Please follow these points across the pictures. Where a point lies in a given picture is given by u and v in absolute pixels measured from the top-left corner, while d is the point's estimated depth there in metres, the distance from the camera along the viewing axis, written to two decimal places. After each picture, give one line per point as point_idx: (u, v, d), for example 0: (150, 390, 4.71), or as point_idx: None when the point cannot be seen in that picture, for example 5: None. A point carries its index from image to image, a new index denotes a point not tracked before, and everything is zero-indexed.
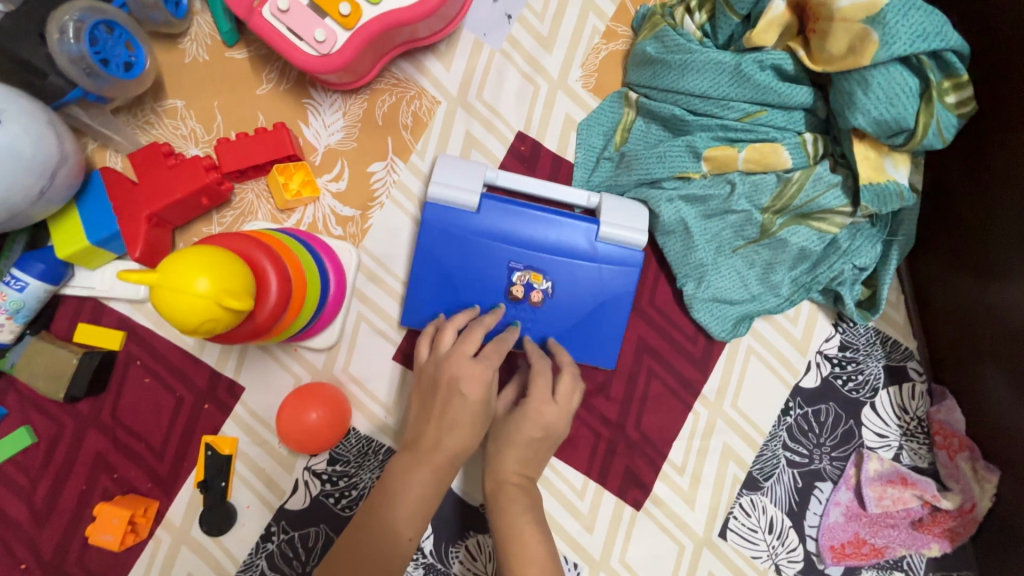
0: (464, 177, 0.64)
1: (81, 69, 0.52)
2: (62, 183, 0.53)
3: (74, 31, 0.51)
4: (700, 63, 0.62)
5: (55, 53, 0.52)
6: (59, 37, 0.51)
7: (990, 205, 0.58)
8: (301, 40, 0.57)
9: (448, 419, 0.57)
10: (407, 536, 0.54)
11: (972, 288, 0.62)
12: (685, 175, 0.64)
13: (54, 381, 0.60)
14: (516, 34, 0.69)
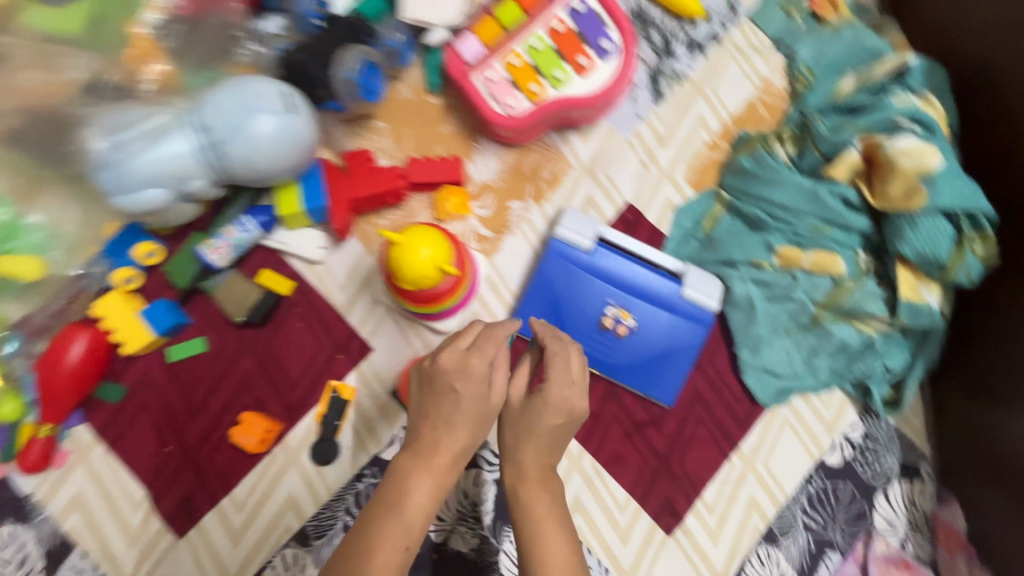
0: (586, 227, 0.80)
1: (347, 90, 0.73)
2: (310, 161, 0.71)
3: (356, 65, 0.72)
4: (785, 181, 0.79)
5: (334, 75, 0.72)
6: (344, 66, 0.72)
7: (1001, 341, 0.72)
8: (495, 100, 0.76)
9: (450, 409, 0.58)
10: (403, 544, 0.52)
11: (982, 409, 0.75)
12: (757, 263, 0.80)
13: (239, 306, 0.75)
14: (642, 130, 0.88)
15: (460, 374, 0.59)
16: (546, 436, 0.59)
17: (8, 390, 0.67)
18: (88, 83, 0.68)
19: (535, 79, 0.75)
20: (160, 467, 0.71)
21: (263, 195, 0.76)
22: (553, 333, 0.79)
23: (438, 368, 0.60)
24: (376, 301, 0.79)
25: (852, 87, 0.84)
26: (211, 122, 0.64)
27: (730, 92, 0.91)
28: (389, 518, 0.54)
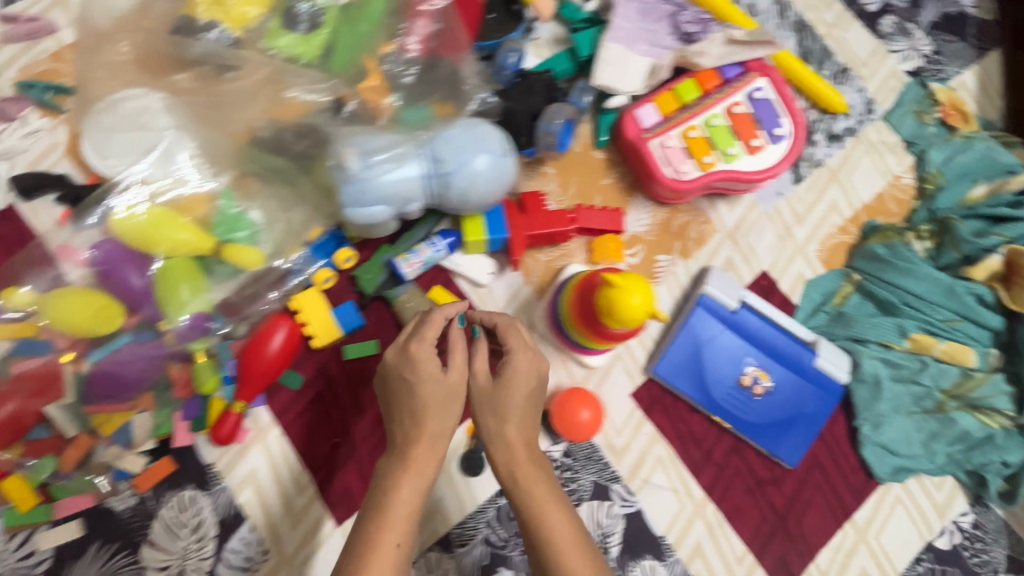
0: (730, 288, 0.87)
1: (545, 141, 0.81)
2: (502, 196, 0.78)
3: (560, 124, 0.81)
4: (920, 273, 0.86)
5: (537, 127, 0.81)
6: (549, 121, 0.81)
7: None
8: (668, 165, 0.84)
9: (422, 405, 0.62)
10: (393, 540, 0.56)
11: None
12: (888, 344, 0.85)
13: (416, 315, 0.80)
14: (781, 207, 0.96)
15: (410, 367, 0.63)
16: (517, 418, 0.63)
17: (212, 362, 0.73)
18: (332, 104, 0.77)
19: (708, 152, 0.83)
20: (326, 457, 0.76)
21: (446, 220, 0.83)
22: (692, 382, 0.84)
23: (388, 369, 0.65)
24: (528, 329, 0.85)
25: (981, 194, 0.94)
26: (442, 155, 0.72)
27: (864, 183, 0.98)
28: (384, 523, 0.57)
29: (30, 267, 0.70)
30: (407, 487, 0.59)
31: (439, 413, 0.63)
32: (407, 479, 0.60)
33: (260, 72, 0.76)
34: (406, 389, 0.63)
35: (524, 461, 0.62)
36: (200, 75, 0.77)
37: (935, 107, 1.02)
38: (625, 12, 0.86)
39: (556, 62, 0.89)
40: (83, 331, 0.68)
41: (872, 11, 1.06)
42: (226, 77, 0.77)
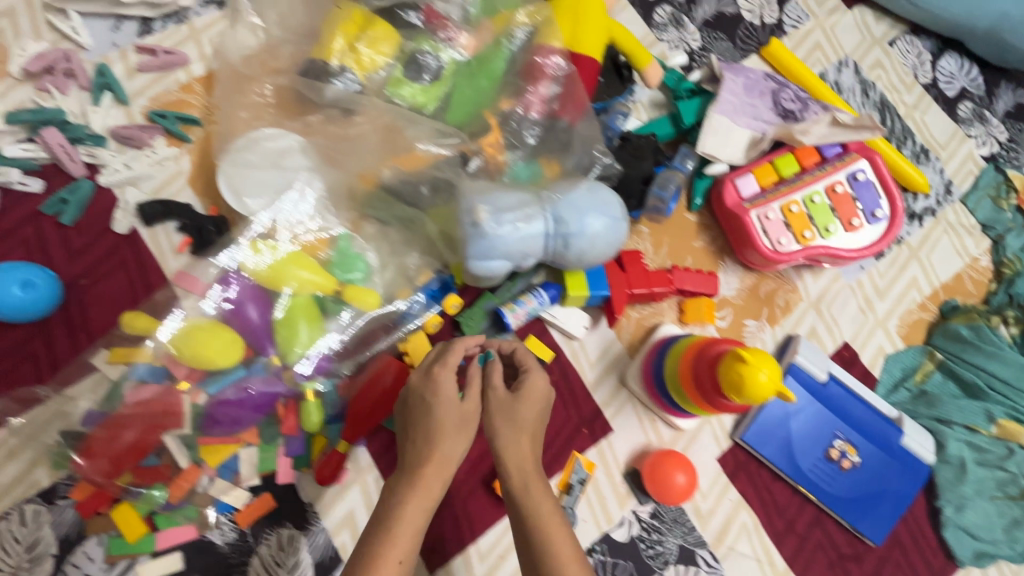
0: (818, 359, 0.88)
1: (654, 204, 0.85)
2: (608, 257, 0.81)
3: (670, 191, 0.85)
4: (1006, 359, 0.88)
5: (647, 192, 0.85)
6: (662, 187, 0.85)
7: None
8: (767, 236, 0.86)
9: (436, 427, 0.64)
10: (397, 557, 0.57)
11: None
12: (974, 428, 0.87)
13: None
14: (864, 279, 0.97)
15: (431, 389, 0.65)
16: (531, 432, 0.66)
17: (319, 403, 0.73)
18: (457, 158, 0.80)
19: (807, 227, 0.87)
20: None
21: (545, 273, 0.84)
22: (780, 451, 0.85)
23: (409, 391, 0.67)
24: (619, 385, 0.86)
25: None
26: (565, 216, 0.74)
27: (942, 263, 1.01)
28: (389, 538, 0.57)
29: (167, 308, 0.74)
30: (414, 506, 0.60)
31: (451, 436, 0.64)
32: (415, 499, 0.60)
33: (382, 118, 0.80)
34: (424, 411, 0.65)
35: (527, 481, 0.63)
36: (328, 118, 0.81)
37: (1011, 193, 1.05)
38: (731, 86, 0.90)
39: (657, 126, 0.92)
40: (205, 364, 0.69)
41: (950, 96, 1.11)
42: (354, 123, 0.80)
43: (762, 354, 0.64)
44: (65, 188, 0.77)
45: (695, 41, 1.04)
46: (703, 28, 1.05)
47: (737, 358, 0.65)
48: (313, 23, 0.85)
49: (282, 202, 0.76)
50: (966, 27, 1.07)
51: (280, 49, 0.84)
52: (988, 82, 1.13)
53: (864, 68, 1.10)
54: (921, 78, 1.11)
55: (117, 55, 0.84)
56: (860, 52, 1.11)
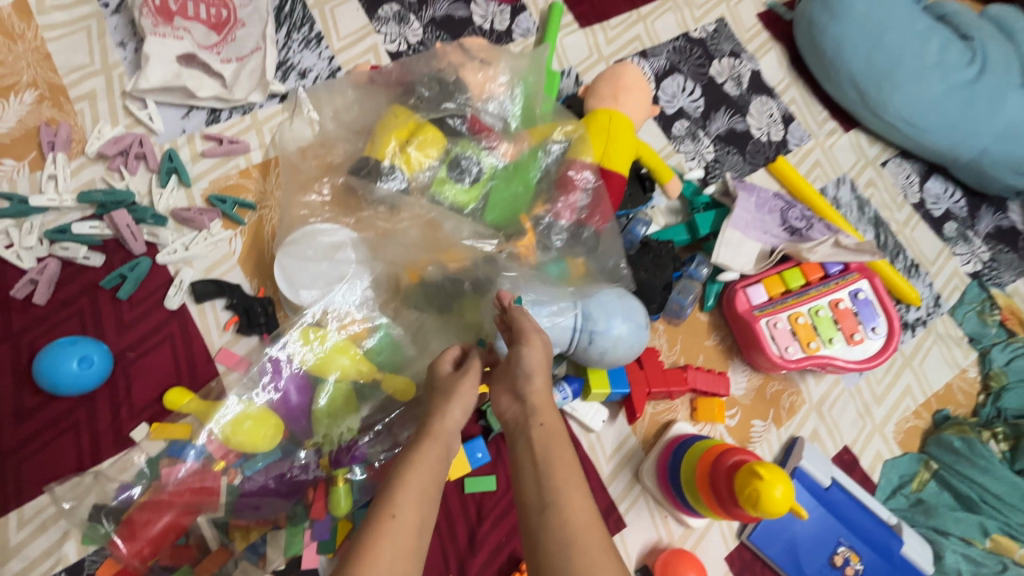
0: (820, 463, 0.93)
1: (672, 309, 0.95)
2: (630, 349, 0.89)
3: (689, 299, 0.95)
4: (997, 473, 0.93)
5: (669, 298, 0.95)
6: (680, 295, 0.95)
7: None
8: (776, 343, 0.93)
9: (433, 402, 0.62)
10: (391, 511, 0.53)
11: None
12: (969, 540, 0.90)
13: None
14: (862, 384, 1.03)
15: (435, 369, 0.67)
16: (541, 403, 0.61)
17: (347, 488, 0.77)
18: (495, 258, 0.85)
19: (813, 337, 0.94)
20: None
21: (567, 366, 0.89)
22: (785, 554, 0.88)
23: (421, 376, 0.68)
24: (633, 479, 0.89)
25: None
26: (594, 315, 0.82)
27: (934, 372, 1.07)
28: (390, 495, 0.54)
29: (215, 390, 0.78)
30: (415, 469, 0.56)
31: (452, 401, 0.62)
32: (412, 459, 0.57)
33: (425, 215, 0.85)
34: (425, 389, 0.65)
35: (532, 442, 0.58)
36: (376, 209, 0.86)
37: (995, 310, 1.13)
38: (744, 203, 0.99)
39: (675, 232, 1.00)
40: (248, 448, 0.73)
41: (937, 216, 1.22)
42: (399, 218, 0.85)
43: (778, 471, 0.69)
44: (124, 265, 0.82)
45: (710, 153, 1.15)
46: (716, 142, 1.16)
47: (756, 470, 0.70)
48: (368, 120, 0.92)
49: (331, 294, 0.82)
50: (950, 157, 1.19)
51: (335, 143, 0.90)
52: (970, 206, 1.24)
53: (860, 186, 1.21)
54: (910, 198, 1.22)
55: (185, 140, 0.91)
56: (855, 171, 1.22)
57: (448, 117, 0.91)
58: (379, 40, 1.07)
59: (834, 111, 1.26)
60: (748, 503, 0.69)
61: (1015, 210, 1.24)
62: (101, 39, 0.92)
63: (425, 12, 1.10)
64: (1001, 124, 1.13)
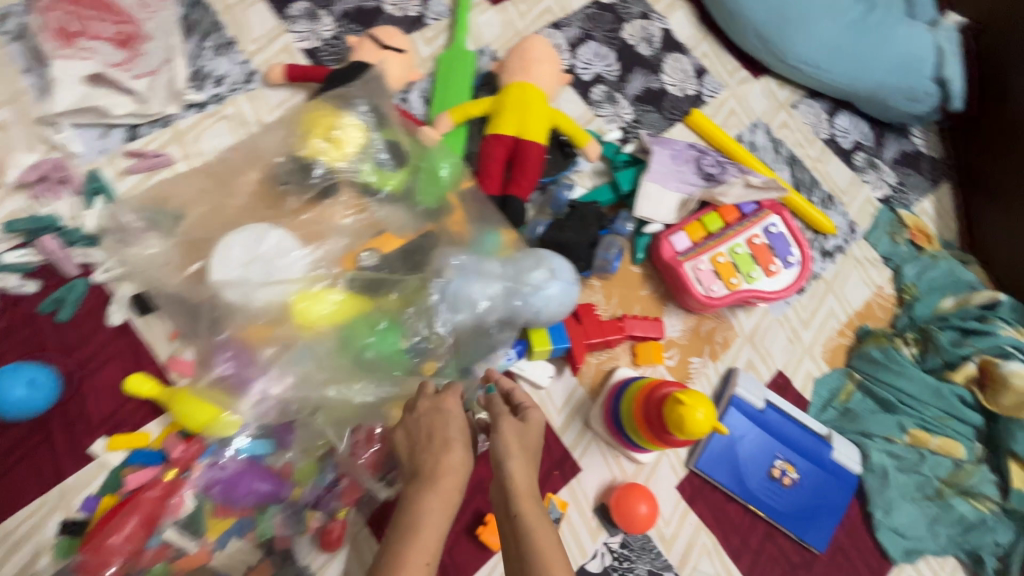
0: (754, 389, 1.01)
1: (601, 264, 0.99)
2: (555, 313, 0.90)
3: (614, 253, 0.99)
4: (912, 375, 1.01)
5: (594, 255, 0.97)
6: (606, 251, 0.98)
7: None
8: (700, 284, 0.99)
9: (441, 430, 0.68)
10: (424, 560, 0.56)
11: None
12: (891, 438, 0.99)
13: None
14: (788, 313, 1.12)
15: (437, 411, 0.70)
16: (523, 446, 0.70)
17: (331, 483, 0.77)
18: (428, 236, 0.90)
19: (734, 275, 1.00)
20: None
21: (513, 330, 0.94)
22: (729, 473, 0.95)
23: (416, 416, 0.71)
24: (583, 429, 0.95)
25: (951, 305, 1.11)
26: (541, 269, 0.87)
27: (853, 293, 1.17)
28: (411, 537, 0.57)
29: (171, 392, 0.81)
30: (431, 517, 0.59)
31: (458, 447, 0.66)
32: (435, 501, 0.60)
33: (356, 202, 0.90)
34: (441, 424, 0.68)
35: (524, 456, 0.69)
36: (306, 197, 0.87)
37: (904, 230, 1.22)
38: (659, 158, 1.04)
39: (600, 193, 1.06)
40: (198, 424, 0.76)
41: (846, 148, 1.30)
42: (333, 212, 0.88)
43: (697, 395, 0.76)
44: (60, 289, 0.83)
45: (629, 114, 1.20)
46: (634, 103, 1.22)
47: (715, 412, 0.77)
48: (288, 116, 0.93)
49: (259, 289, 0.78)
50: (852, 92, 1.27)
51: (255, 137, 0.90)
52: (876, 135, 1.33)
53: (773, 129, 1.28)
54: (821, 134, 1.30)
55: (106, 159, 0.92)
56: (768, 115, 1.29)
57: (360, 107, 0.92)
58: (292, 39, 1.08)
59: (745, 60, 1.32)
60: (677, 428, 0.75)
61: (917, 135, 1.34)
62: (4, 68, 0.92)
63: (335, 7, 1.12)
64: (893, 56, 1.21)
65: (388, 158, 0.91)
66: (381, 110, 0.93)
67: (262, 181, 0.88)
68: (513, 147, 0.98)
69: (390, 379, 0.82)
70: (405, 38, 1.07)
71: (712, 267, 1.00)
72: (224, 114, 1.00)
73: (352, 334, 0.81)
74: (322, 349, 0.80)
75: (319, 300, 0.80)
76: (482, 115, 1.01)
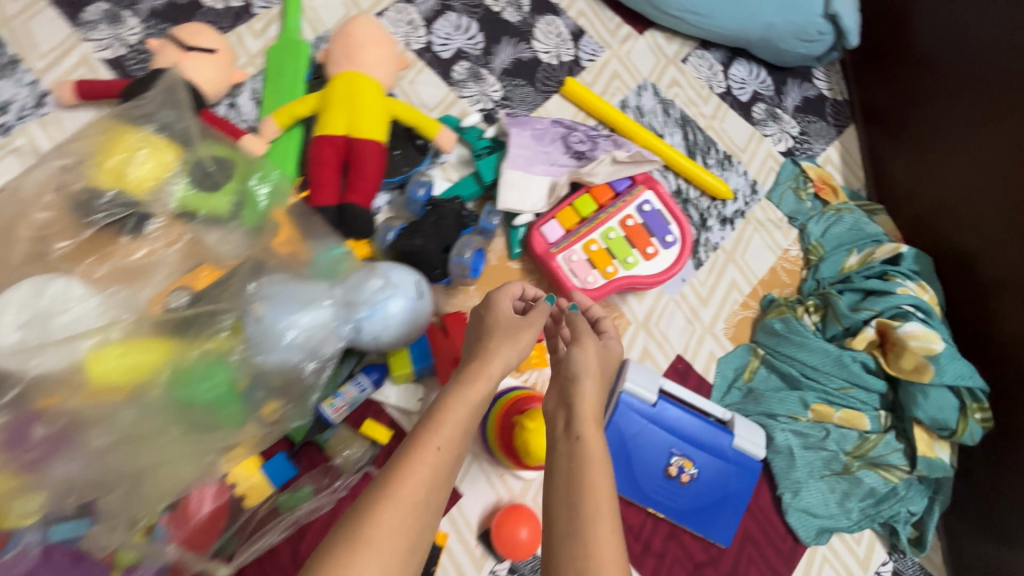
0: (648, 381, 0.92)
1: (459, 270, 0.87)
2: (406, 333, 0.79)
3: (471, 254, 0.86)
4: (812, 345, 0.95)
5: (449, 260, 0.86)
6: (460, 253, 0.86)
7: (1000, 489, 0.85)
8: (575, 277, 0.91)
9: (495, 330, 0.72)
10: (433, 444, 0.60)
11: (990, 530, 0.86)
12: (795, 416, 0.93)
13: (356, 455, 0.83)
14: (686, 291, 1.04)
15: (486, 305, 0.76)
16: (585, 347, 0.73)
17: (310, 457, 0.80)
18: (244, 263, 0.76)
19: (610, 262, 0.92)
20: None
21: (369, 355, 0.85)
22: (625, 475, 0.89)
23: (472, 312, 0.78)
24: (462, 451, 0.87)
25: (855, 262, 1.04)
26: (375, 285, 0.77)
27: (757, 260, 1.08)
28: (435, 423, 0.62)
29: None
30: (460, 405, 0.64)
31: (504, 350, 0.70)
32: (464, 395, 0.65)
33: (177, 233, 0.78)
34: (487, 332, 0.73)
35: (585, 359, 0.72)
36: (83, 241, 0.74)
37: (809, 183, 1.14)
38: (519, 139, 0.94)
39: (464, 186, 0.96)
40: None
41: (744, 101, 1.20)
42: (140, 246, 0.75)
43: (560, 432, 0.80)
44: None
45: (497, 91, 1.08)
46: (503, 77, 1.10)
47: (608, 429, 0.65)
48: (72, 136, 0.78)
49: (35, 357, 0.64)
50: (742, 38, 1.16)
51: (25, 173, 0.76)
52: (776, 82, 1.22)
53: (662, 88, 1.17)
54: (716, 88, 1.19)
55: None
56: (656, 73, 1.18)
57: (145, 122, 0.80)
58: (90, 49, 0.93)
59: (627, 15, 1.20)
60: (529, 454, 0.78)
61: (820, 77, 1.24)
62: None
63: (141, 5, 0.97)
64: None
65: (189, 178, 0.80)
66: (181, 125, 0.82)
67: (35, 223, 0.74)
68: (346, 147, 0.86)
69: (211, 436, 0.72)
70: (218, 36, 0.93)
71: (585, 257, 0.92)
72: (13, 147, 0.87)
73: (157, 395, 0.69)
74: (122, 418, 0.68)
75: (114, 358, 0.67)
76: (311, 114, 0.89)
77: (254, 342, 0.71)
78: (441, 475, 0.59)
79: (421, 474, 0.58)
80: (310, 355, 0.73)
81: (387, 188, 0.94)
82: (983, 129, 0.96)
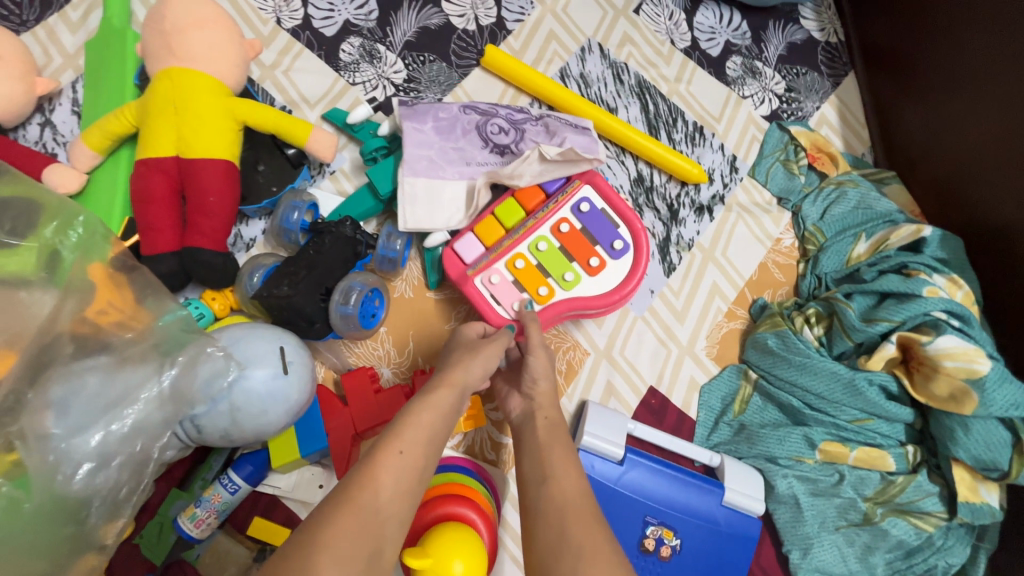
0: (613, 430, 0.72)
1: (345, 323, 0.67)
2: (271, 419, 0.58)
3: (355, 302, 0.66)
4: (818, 367, 0.74)
5: (331, 309, 0.66)
6: (341, 302, 0.66)
7: None
8: (500, 305, 0.71)
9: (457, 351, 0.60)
10: (397, 447, 0.47)
11: None
12: (800, 458, 0.74)
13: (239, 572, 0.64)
14: (656, 305, 0.83)
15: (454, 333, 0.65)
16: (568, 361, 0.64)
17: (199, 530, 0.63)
18: (32, 356, 0.52)
19: (543, 282, 0.72)
20: None
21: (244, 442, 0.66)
22: None
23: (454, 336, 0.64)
24: None
25: (865, 251, 0.82)
26: (200, 371, 0.56)
27: (742, 256, 0.87)
28: (399, 425, 0.49)
29: None
30: (424, 417, 0.51)
31: (476, 356, 0.58)
32: (426, 405, 0.52)
33: None
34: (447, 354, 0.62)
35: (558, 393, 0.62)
36: None
37: (801, 153, 0.91)
38: (420, 137, 0.72)
39: (357, 203, 0.75)
40: None
41: (715, 55, 0.96)
42: None
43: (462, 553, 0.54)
44: None
45: (398, 72, 0.85)
46: (406, 54, 0.86)
47: (549, 556, 0.46)
48: None
49: None
50: None
51: None
52: (754, 28, 0.98)
53: (611, 49, 0.93)
54: (679, 42, 0.96)
55: None
56: (603, 30, 0.94)
57: None
58: None
59: None
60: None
61: (808, 17, 1.01)
62: None
63: None
64: None
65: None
66: None
67: None
68: (180, 173, 0.66)
69: None
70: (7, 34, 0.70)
71: (511, 276, 0.72)
72: None
73: None
74: None
75: None
76: (137, 131, 0.68)
77: (26, 480, 0.49)
78: (410, 483, 0.47)
79: (388, 485, 0.45)
80: (106, 487, 0.52)
81: (258, 215, 0.74)
82: (1011, 59, 0.73)
